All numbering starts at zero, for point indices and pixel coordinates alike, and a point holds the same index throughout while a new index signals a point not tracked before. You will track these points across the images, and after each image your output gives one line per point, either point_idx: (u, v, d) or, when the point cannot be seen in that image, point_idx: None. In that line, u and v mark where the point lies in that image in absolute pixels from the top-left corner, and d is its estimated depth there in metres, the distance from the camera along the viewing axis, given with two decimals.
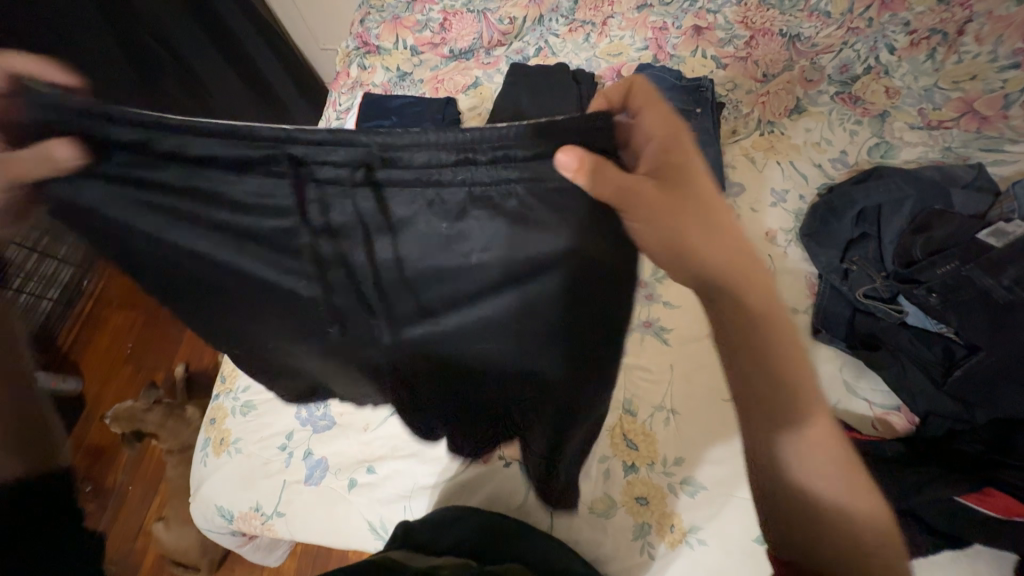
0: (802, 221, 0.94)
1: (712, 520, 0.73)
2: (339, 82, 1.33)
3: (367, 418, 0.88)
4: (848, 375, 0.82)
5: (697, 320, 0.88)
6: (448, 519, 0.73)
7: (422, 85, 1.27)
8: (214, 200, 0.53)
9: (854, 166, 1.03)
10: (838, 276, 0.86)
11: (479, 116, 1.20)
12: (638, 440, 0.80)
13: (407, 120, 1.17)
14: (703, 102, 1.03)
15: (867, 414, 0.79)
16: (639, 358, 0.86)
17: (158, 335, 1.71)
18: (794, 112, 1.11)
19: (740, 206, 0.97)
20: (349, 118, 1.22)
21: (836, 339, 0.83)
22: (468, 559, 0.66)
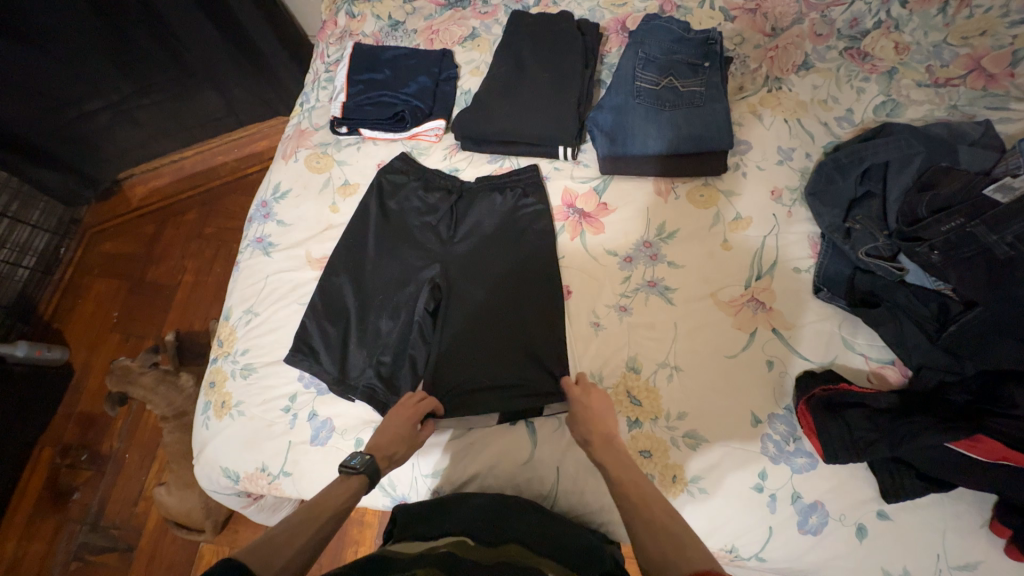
0: (808, 180, 0.93)
1: (712, 470, 0.77)
2: (325, 31, 1.23)
3: (363, 409, 0.87)
4: (846, 332, 0.84)
5: (701, 280, 0.88)
6: (442, 509, 0.73)
7: (415, 36, 1.19)
8: (360, 217, 0.98)
9: (860, 124, 1.01)
10: (840, 235, 0.86)
11: (476, 69, 1.14)
12: (642, 396, 0.81)
13: (401, 73, 1.12)
14: (712, 56, 1.00)
15: (864, 368, 0.81)
16: (643, 317, 0.87)
17: (146, 302, 1.65)
18: (802, 69, 1.08)
19: (746, 164, 0.95)
20: (339, 70, 1.14)
21: (836, 297, 0.85)
22: (463, 540, 0.66)
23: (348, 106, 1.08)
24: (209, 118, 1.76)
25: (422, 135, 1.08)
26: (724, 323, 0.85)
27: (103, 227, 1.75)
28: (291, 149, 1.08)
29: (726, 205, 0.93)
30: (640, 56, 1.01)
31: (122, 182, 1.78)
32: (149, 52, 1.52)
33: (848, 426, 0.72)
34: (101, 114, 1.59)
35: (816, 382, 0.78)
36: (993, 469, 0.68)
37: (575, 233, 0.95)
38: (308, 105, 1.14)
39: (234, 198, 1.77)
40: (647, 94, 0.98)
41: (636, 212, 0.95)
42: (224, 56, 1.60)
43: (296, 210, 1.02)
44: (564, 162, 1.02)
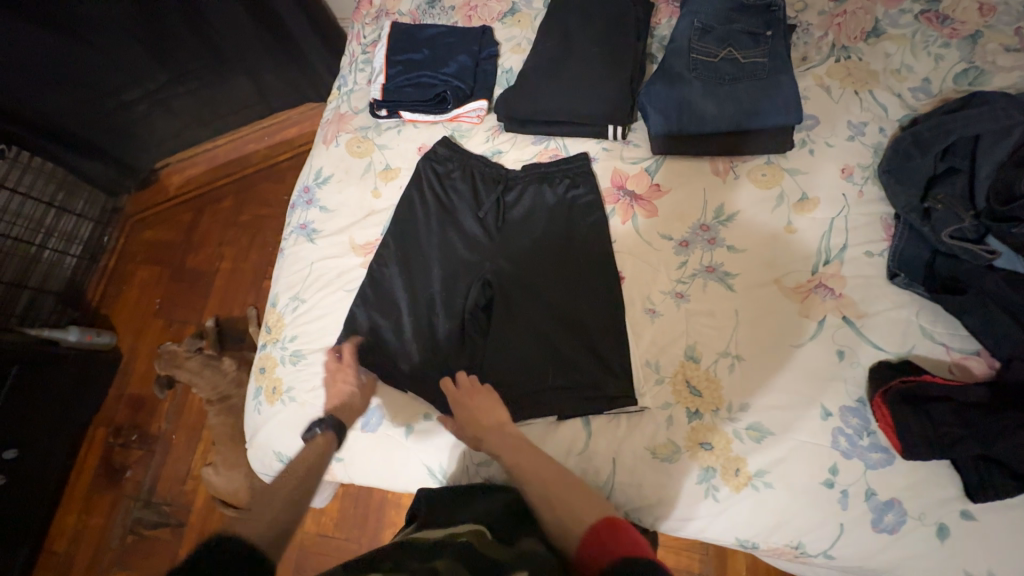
0: (881, 156, 0.86)
1: (778, 464, 0.73)
2: (361, 11, 1.20)
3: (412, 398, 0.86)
4: (925, 321, 0.78)
5: (763, 266, 0.84)
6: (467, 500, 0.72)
7: (453, 12, 1.15)
8: (408, 204, 0.97)
9: (938, 95, 0.93)
10: (919, 216, 0.81)
11: (518, 46, 1.10)
12: (702, 386, 0.78)
13: (440, 52, 1.08)
14: (775, 24, 0.93)
15: (945, 359, 0.76)
16: (701, 304, 0.83)
17: (186, 289, 1.69)
18: (873, 36, 0.99)
19: (813, 140, 0.89)
20: (377, 51, 1.11)
21: (914, 284, 0.80)
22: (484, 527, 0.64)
23: (388, 88, 1.05)
24: (242, 106, 1.76)
25: (463, 117, 1.04)
26: (789, 311, 0.80)
27: (143, 215, 1.79)
28: (332, 134, 1.06)
29: (792, 184, 0.87)
30: (696, 25, 0.95)
31: (159, 171, 1.81)
32: (185, 40, 1.52)
33: (932, 421, 0.68)
34: (139, 103, 1.60)
35: (893, 374, 0.73)
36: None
37: (626, 216, 0.91)
38: (346, 88, 1.12)
39: (267, 185, 1.78)
40: (704, 67, 0.92)
41: (692, 194, 0.90)
42: (256, 41, 1.59)
43: (339, 196, 1.01)
44: (612, 142, 0.97)
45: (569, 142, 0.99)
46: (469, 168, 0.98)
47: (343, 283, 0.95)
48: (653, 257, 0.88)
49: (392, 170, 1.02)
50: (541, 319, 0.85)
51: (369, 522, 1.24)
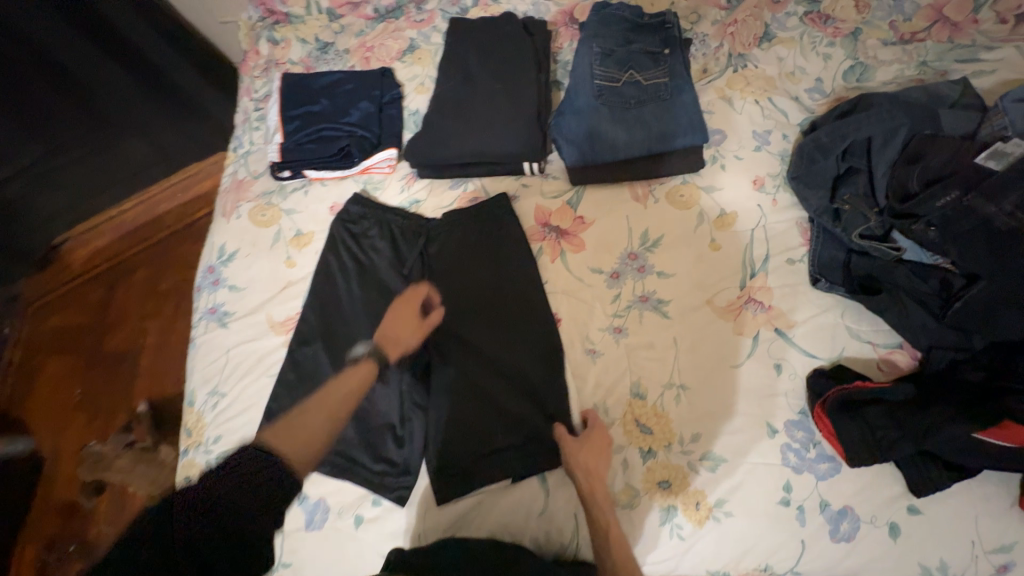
0: (788, 164, 0.88)
1: (735, 491, 0.73)
2: (248, 63, 1.11)
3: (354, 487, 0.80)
4: (850, 321, 0.80)
5: (694, 288, 0.83)
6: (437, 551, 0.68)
7: (348, 56, 1.08)
8: (326, 273, 0.90)
9: (831, 94, 0.97)
10: (829, 218, 0.83)
11: (422, 85, 1.05)
12: (651, 423, 0.77)
13: (339, 102, 1.02)
14: (671, 43, 0.93)
15: (872, 356, 0.78)
16: (640, 336, 0.81)
17: (108, 375, 1.52)
18: (764, 41, 1.02)
19: (723, 155, 0.89)
20: (271, 107, 1.03)
21: (836, 286, 0.81)
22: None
23: (287, 147, 0.97)
24: (139, 167, 1.58)
25: (374, 168, 0.98)
26: (723, 331, 0.80)
27: (43, 302, 1.60)
28: (231, 205, 0.97)
29: (709, 202, 0.87)
30: (595, 50, 0.94)
31: (60, 246, 1.59)
32: (57, 107, 1.36)
33: (868, 426, 0.70)
34: (12, 183, 1.39)
35: (829, 382, 0.75)
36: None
37: (555, 254, 0.89)
38: (242, 150, 1.03)
39: (184, 249, 1.64)
40: (609, 93, 0.91)
41: (616, 223, 0.89)
42: (142, 99, 1.46)
43: (248, 272, 0.93)
44: (530, 177, 0.95)
45: (485, 179, 0.96)
46: (387, 225, 0.92)
47: (266, 371, 0.87)
48: (588, 294, 0.85)
49: (305, 237, 0.94)
50: (483, 377, 0.81)
51: None
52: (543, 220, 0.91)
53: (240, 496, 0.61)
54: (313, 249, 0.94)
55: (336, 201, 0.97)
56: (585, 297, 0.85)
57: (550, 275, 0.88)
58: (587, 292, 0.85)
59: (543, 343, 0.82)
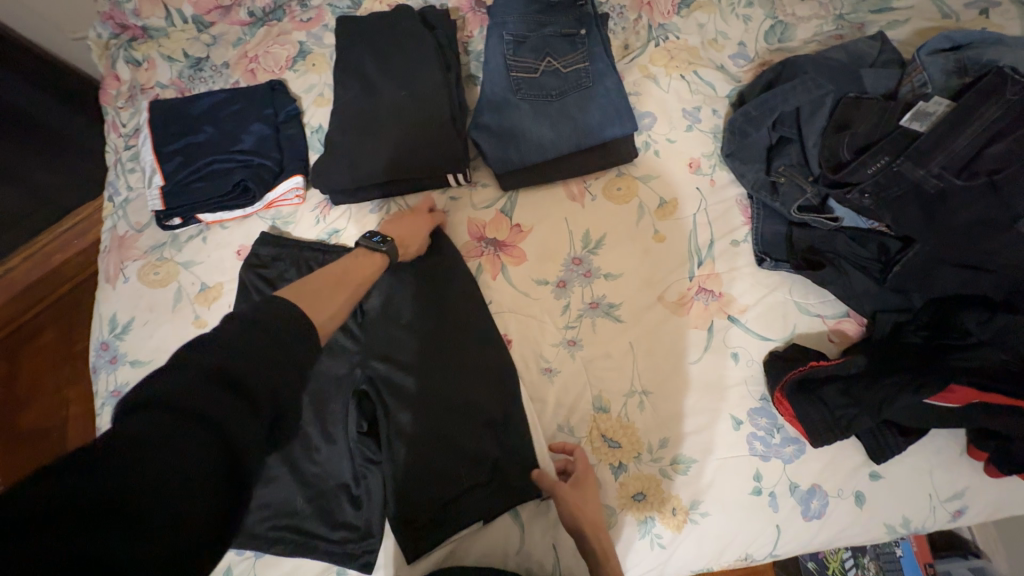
0: (721, 141, 0.84)
1: (708, 490, 0.72)
2: (108, 91, 0.94)
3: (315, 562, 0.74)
4: (799, 296, 0.79)
5: (643, 285, 0.80)
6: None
7: (228, 71, 0.94)
8: None
9: (755, 59, 0.93)
10: (767, 192, 0.81)
11: (321, 96, 0.93)
12: (619, 436, 0.74)
13: (226, 128, 0.88)
14: (587, 21, 0.86)
15: (823, 329, 0.78)
16: (595, 346, 0.77)
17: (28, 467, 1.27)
18: (684, 6, 0.96)
19: (656, 139, 0.84)
20: (143, 143, 0.88)
21: (781, 263, 0.80)
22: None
23: (171, 190, 0.84)
24: None
25: (281, 200, 0.87)
26: (678, 327, 0.78)
27: None
28: (115, 267, 0.83)
29: (648, 192, 0.83)
30: (507, 38, 0.85)
31: None
32: None
33: (825, 407, 0.70)
34: None
35: (786, 365, 0.74)
36: (973, 411, 0.66)
37: (495, 270, 0.82)
38: (118, 198, 0.88)
39: None
40: (528, 86, 0.83)
41: (555, 227, 0.83)
42: None
43: (149, 342, 0.81)
44: (457, 188, 0.87)
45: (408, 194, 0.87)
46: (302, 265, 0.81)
47: None
48: (536, 309, 0.80)
49: (211, 292, 0.83)
50: (437, 418, 0.75)
51: None
52: (478, 236, 0.84)
53: (266, 380, 0.44)
54: (222, 299, 0.82)
55: (242, 244, 0.85)
56: (533, 312, 0.80)
57: (494, 294, 0.81)
58: (535, 307, 0.80)
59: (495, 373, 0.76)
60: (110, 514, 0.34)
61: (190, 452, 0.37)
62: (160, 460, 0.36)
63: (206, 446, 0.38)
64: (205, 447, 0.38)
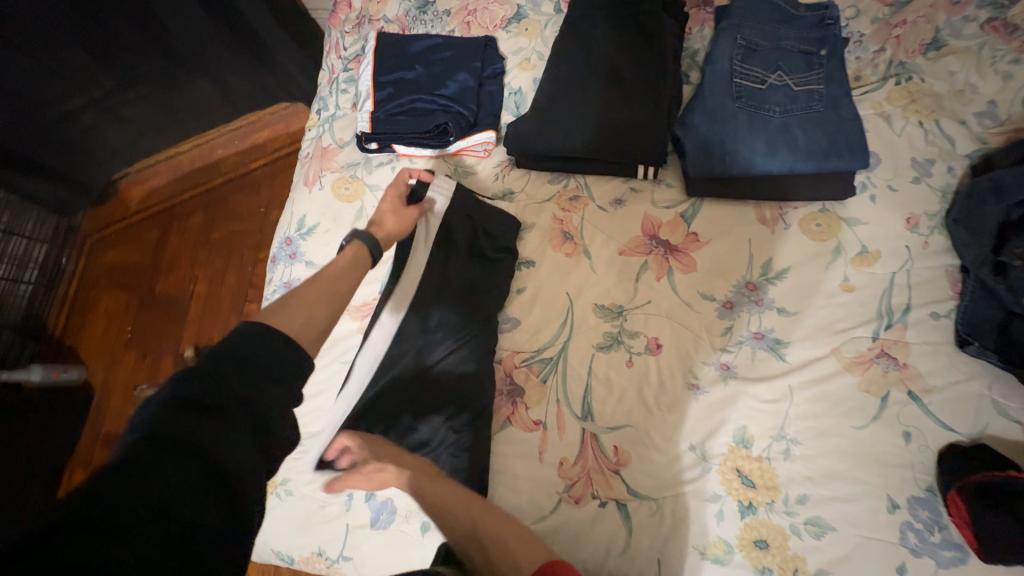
0: (950, 204, 0.77)
1: (840, 564, 0.66)
2: (338, 14, 1.01)
3: None
4: (998, 396, 0.70)
5: (818, 331, 0.74)
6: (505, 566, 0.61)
7: (447, 18, 0.98)
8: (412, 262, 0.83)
9: (1007, 123, 0.82)
10: (991, 273, 0.71)
11: (526, 61, 0.94)
12: (754, 476, 0.70)
13: (436, 70, 0.92)
14: (829, 42, 0.80)
15: (1020, 439, 0.68)
16: (750, 379, 0.74)
17: (160, 315, 1.51)
18: (932, 49, 0.87)
19: (874, 183, 0.78)
20: (362, 69, 0.95)
21: (989, 353, 0.71)
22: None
23: (378, 117, 0.89)
24: (205, 110, 1.55)
25: (468, 150, 0.91)
26: (848, 386, 0.72)
27: (104, 233, 1.60)
28: (314, 174, 0.91)
29: (849, 236, 0.77)
30: (738, 42, 0.81)
31: (117, 182, 1.60)
32: (130, 40, 1.30)
33: (1014, 520, 0.62)
34: (85, 113, 1.38)
35: (970, 463, 0.66)
36: None
37: (660, 272, 0.80)
38: (326, 113, 0.96)
39: (240, 200, 1.60)
40: (750, 96, 0.79)
41: (735, 245, 0.79)
42: (214, 39, 1.37)
43: (326, 248, 0.87)
44: (641, 181, 0.85)
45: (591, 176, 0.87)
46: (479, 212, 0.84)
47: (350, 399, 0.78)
48: (696, 323, 0.77)
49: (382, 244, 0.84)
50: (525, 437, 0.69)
51: None
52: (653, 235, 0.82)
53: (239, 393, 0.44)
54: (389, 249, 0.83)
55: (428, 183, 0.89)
56: (688, 324, 0.77)
57: (655, 296, 0.79)
58: (692, 320, 0.77)
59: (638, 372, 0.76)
60: (93, 523, 0.35)
61: (145, 530, 0.37)
62: (102, 538, 0.35)
63: (192, 496, 0.39)
64: (169, 525, 0.38)
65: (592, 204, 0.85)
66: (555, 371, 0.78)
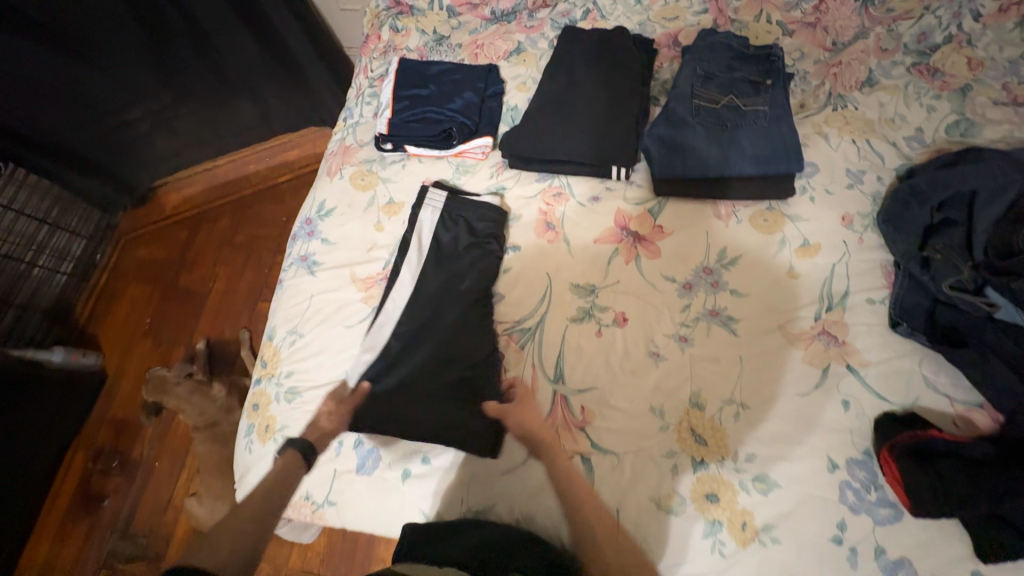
0: (880, 206, 0.88)
1: (786, 518, 0.71)
2: (368, 45, 1.22)
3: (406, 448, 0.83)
4: (929, 372, 0.78)
5: (766, 311, 0.84)
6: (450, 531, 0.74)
7: (459, 49, 1.17)
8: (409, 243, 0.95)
9: (932, 145, 0.95)
10: (917, 265, 0.82)
11: (523, 84, 1.12)
12: (707, 435, 0.77)
13: (447, 89, 1.10)
14: (774, 74, 0.96)
15: (948, 411, 0.75)
16: (704, 349, 0.82)
17: (182, 305, 1.64)
18: (867, 85, 1.02)
19: (813, 188, 0.91)
20: (384, 85, 1.13)
21: (917, 333, 0.79)
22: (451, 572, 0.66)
23: (394, 123, 1.06)
24: (244, 127, 1.75)
25: (469, 152, 1.05)
26: (793, 358, 0.80)
27: (137, 233, 1.75)
28: (337, 166, 1.07)
29: (793, 231, 0.88)
30: (698, 72, 0.97)
31: (156, 189, 1.78)
32: (190, 64, 1.51)
33: (942, 478, 0.68)
34: (141, 122, 1.58)
35: (902, 428, 0.73)
36: None
37: (629, 257, 0.91)
38: (351, 120, 1.13)
39: (265, 207, 1.77)
40: (707, 114, 0.94)
41: (694, 236, 0.91)
42: (261, 68, 1.59)
43: (340, 227, 1.00)
44: (615, 182, 0.99)
45: (572, 175, 1.00)
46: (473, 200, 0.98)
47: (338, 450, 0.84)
48: (659, 301, 0.87)
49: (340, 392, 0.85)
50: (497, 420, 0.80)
51: (353, 565, 1.17)
52: (624, 227, 0.94)
53: None
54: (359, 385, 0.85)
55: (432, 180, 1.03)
56: (650, 300, 0.87)
57: (624, 277, 0.90)
58: (652, 298, 0.88)
59: (601, 343, 0.85)
60: None
61: None
62: None
63: None
64: None
65: (572, 200, 0.98)
66: (532, 339, 0.88)
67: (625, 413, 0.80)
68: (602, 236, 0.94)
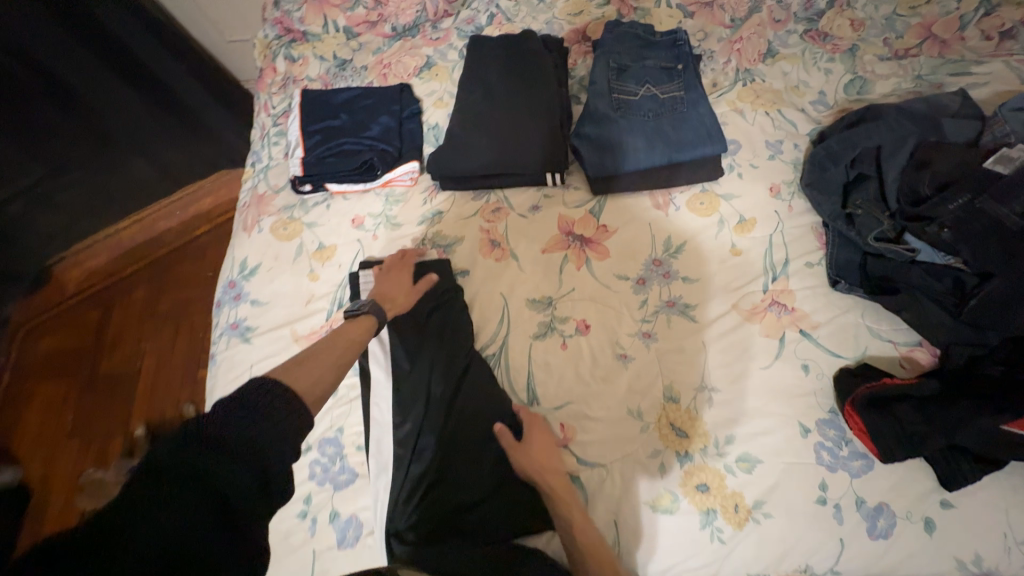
0: (801, 171, 0.92)
1: (773, 491, 0.73)
2: (265, 80, 1.13)
3: None
4: (870, 321, 0.83)
5: (718, 292, 0.85)
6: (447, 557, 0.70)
7: (366, 72, 1.11)
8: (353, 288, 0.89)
9: (835, 106, 1.01)
10: (843, 223, 0.86)
11: (441, 100, 1.07)
12: (686, 427, 0.77)
13: (360, 116, 1.03)
14: (684, 58, 0.97)
15: (894, 354, 0.80)
16: (668, 340, 0.83)
17: (108, 393, 1.45)
18: (768, 57, 1.07)
19: (739, 164, 0.94)
20: (290, 122, 1.04)
21: (855, 288, 0.84)
22: None
23: (309, 161, 0.98)
24: (143, 186, 1.55)
25: (396, 181, 0.99)
26: (752, 333, 0.82)
27: (37, 322, 1.53)
28: (253, 219, 0.97)
29: (728, 208, 0.90)
30: (611, 65, 0.97)
31: (51, 267, 1.51)
32: (60, 126, 1.30)
33: (900, 421, 0.72)
34: (12, 203, 1.30)
35: (857, 381, 0.77)
36: None
37: (579, 262, 0.90)
38: (260, 165, 1.04)
39: (187, 267, 1.62)
40: (628, 106, 0.94)
41: (638, 230, 0.91)
42: (149, 118, 1.43)
43: (269, 284, 0.92)
44: (552, 188, 0.97)
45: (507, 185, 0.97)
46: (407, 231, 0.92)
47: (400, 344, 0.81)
48: (618, 301, 0.86)
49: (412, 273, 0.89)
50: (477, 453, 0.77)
51: None
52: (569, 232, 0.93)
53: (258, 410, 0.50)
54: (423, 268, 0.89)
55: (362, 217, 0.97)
56: (608, 301, 0.87)
57: (579, 282, 0.89)
58: (611, 299, 0.87)
59: (569, 355, 0.83)
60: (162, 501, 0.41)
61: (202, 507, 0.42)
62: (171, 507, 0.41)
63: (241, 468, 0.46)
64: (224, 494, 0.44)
65: (513, 213, 0.96)
66: (499, 365, 0.85)
67: (606, 421, 0.79)
68: (549, 245, 0.92)
